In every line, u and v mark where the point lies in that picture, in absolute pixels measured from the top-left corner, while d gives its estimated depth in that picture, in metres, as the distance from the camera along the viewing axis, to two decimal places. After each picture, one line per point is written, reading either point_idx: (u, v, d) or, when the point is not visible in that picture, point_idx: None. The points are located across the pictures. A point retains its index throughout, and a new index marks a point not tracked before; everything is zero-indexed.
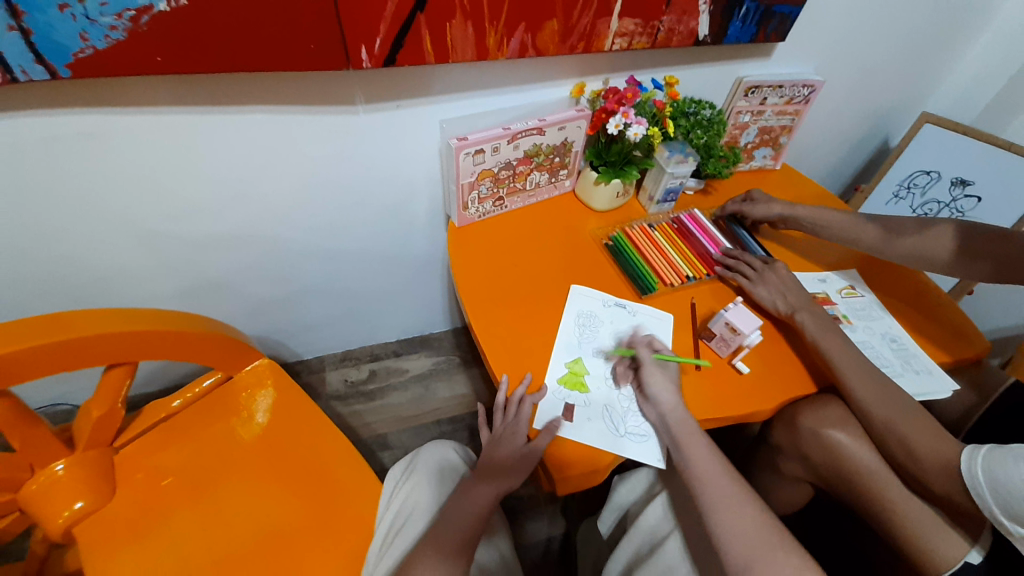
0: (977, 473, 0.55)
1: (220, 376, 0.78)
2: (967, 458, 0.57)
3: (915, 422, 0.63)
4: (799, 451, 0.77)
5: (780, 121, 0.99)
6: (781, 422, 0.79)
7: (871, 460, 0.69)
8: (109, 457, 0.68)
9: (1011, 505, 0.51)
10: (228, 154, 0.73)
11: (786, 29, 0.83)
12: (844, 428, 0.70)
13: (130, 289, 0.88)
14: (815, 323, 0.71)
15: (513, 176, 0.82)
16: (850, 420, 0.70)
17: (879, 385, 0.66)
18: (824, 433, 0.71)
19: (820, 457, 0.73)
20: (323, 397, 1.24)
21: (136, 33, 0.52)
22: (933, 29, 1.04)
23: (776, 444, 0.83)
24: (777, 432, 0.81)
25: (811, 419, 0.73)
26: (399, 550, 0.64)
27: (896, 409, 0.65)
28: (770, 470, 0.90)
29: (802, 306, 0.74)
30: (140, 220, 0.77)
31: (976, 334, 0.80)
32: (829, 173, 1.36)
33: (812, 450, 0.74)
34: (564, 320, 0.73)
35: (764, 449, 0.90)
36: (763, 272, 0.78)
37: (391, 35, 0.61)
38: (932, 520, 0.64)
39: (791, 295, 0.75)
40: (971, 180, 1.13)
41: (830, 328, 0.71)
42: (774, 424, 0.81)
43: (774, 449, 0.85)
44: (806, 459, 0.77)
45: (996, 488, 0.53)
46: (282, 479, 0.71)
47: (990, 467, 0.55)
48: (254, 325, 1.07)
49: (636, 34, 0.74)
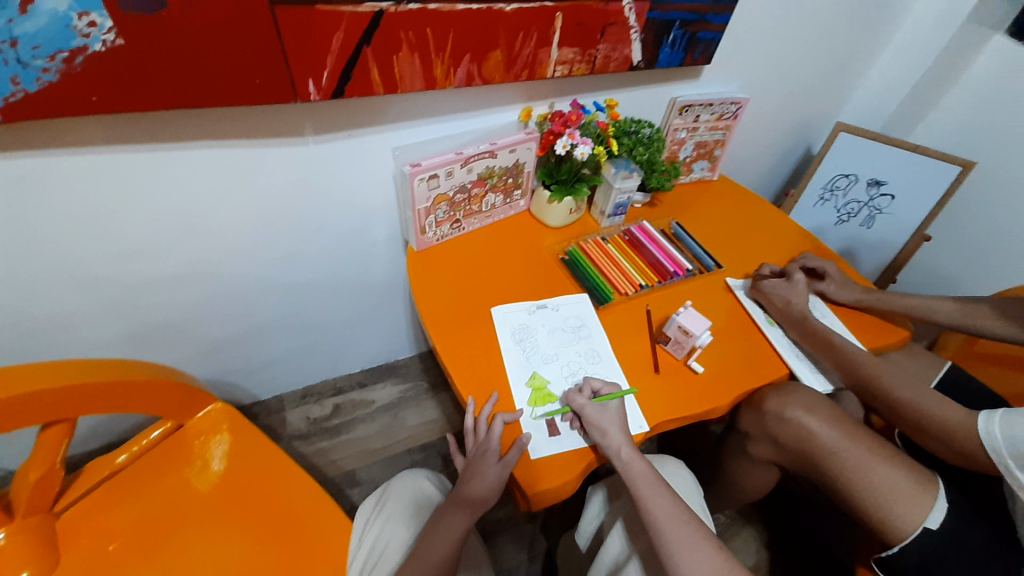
0: (997, 438, 0.64)
1: (169, 426, 0.73)
2: (983, 419, 0.66)
3: (903, 381, 0.73)
4: (769, 435, 0.81)
5: (713, 136, 1.07)
6: (748, 408, 0.84)
7: (832, 439, 0.73)
8: (50, 524, 0.62)
9: None
10: (172, 190, 0.70)
11: (711, 52, 0.90)
12: (806, 411, 0.75)
13: (65, 340, 0.81)
14: (801, 336, 0.80)
15: (468, 199, 0.84)
16: (814, 405, 0.75)
17: (880, 364, 0.74)
18: (790, 416, 0.76)
19: (786, 439, 0.78)
20: (285, 437, 1.19)
21: (72, 75, 0.50)
22: (836, 49, 1.16)
23: (745, 430, 0.87)
24: (746, 418, 0.85)
25: (776, 403, 0.78)
26: None
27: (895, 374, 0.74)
28: (739, 457, 0.93)
29: (789, 321, 0.82)
30: (74, 265, 0.73)
31: (902, 320, 0.88)
32: (763, 181, 1.47)
33: (779, 433, 0.78)
34: (501, 343, 0.74)
35: (734, 437, 0.93)
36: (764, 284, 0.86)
37: (338, 68, 0.62)
38: (896, 487, 0.68)
39: (779, 311, 0.83)
40: (884, 181, 1.25)
41: (818, 339, 0.78)
42: (742, 411, 0.86)
43: (743, 435, 0.89)
44: (775, 441, 0.81)
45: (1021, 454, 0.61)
46: (247, 527, 0.67)
47: (1007, 425, 0.63)
48: (206, 367, 1.02)
49: (575, 61, 0.78)
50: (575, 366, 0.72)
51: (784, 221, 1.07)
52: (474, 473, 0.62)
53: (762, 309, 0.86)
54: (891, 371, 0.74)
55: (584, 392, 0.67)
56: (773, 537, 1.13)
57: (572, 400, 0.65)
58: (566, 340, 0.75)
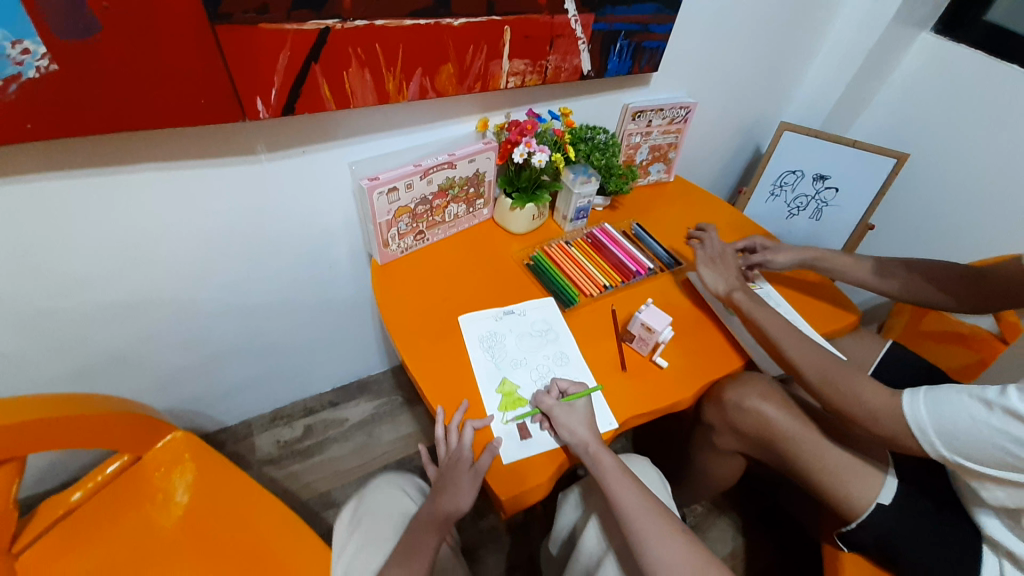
0: (925, 415, 0.61)
1: (126, 460, 0.70)
2: (909, 395, 0.63)
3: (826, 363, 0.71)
4: (729, 425, 0.84)
5: (666, 139, 1.11)
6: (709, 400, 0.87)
7: (788, 425, 0.77)
8: (5, 569, 0.59)
9: (956, 439, 0.58)
10: (119, 215, 0.68)
11: (657, 60, 0.94)
12: (763, 400, 0.79)
13: (7, 379, 0.77)
14: (749, 299, 0.80)
15: (430, 210, 0.84)
16: (769, 394, 0.79)
17: (808, 346, 0.74)
18: (748, 404, 0.80)
19: (746, 428, 0.81)
20: (254, 464, 1.15)
21: (4, 103, 0.49)
22: (775, 53, 1.23)
23: (708, 422, 0.90)
24: (708, 411, 0.88)
25: (735, 393, 0.82)
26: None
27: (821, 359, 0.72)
28: (707, 449, 0.96)
29: (737, 287, 0.83)
30: (14, 299, 0.69)
31: (850, 305, 0.93)
32: (717, 180, 1.53)
33: (740, 422, 0.82)
34: (469, 351, 0.74)
35: (699, 429, 0.96)
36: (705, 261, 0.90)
37: (287, 86, 0.62)
38: (847, 464, 0.72)
39: (726, 281, 0.85)
40: (828, 175, 1.33)
41: (763, 304, 0.80)
42: (704, 404, 0.89)
43: (707, 427, 0.92)
44: (736, 431, 0.84)
45: (950, 431, 0.59)
46: (215, 559, 0.65)
47: (932, 401, 0.61)
48: (166, 396, 0.98)
49: (527, 72, 0.81)
50: (544, 369, 0.73)
51: (737, 217, 1.12)
52: (447, 483, 0.62)
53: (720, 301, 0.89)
54: (815, 355, 0.72)
55: (552, 393, 0.68)
56: (747, 522, 1.17)
57: (540, 401, 0.67)
58: (534, 344, 0.76)
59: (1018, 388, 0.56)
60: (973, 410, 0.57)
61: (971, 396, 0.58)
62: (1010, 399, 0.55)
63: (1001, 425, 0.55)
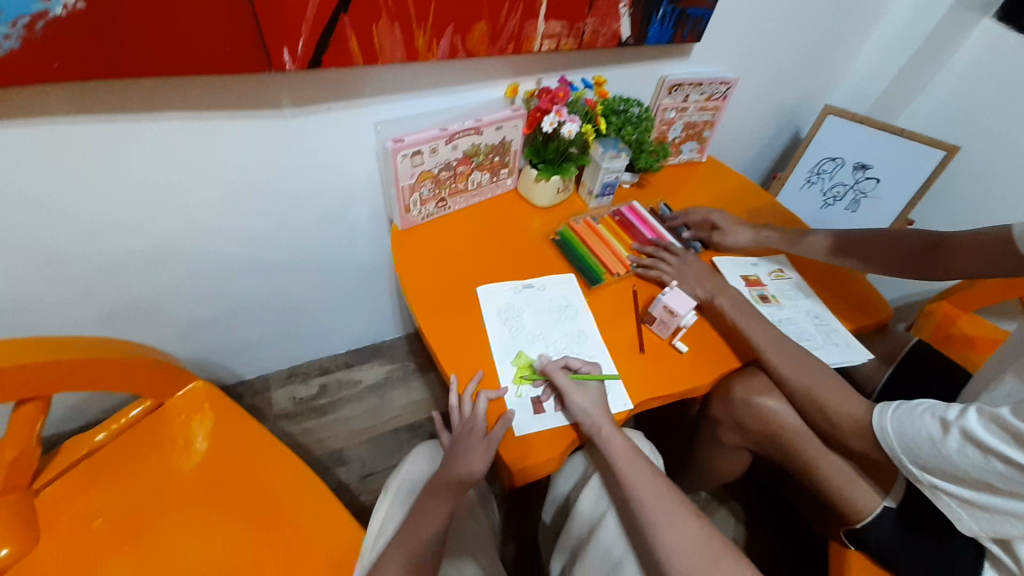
0: (888, 434, 0.61)
1: (149, 405, 0.72)
2: (878, 413, 0.63)
3: (820, 377, 0.70)
4: (735, 421, 0.83)
5: (702, 116, 1.06)
6: (718, 396, 0.86)
7: (795, 422, 0.76)
8: (30, 501, 0.62)
9: (917, 454, 0.58)
10: (145, 164, 0.68)
11: (701, 30, 0.89)
12: (771, 397, 0.77)
13: (37, 318, 0.79)
14: (734, 306, 0.77)
15: (453, 177, 0.82)
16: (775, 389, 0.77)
17: (793, 351, 0.72)
18: (757, 401, 0.78)
19: (752, 423, 0.80)
20: (270, 417, 1.19)
21: (31, 40, 0.48)
22: (827, 29, 1.15)
23: (714, 417, 0.89)
24: (715, 405, 0.87)
25: (743, 390, 0.80)
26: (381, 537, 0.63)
27: (813, 372, 0.70)
28: (711, 444, 0.95)
29: (720, 291, 0.80)
30: (44, 241, 0.70)
31: (881, 301, 0.89)
32: (751, 163, 1.47)
33: (746, 417, 0.81)
34: (486, 322, 0.73)
35: (704, 425, 0.95)
36: (680, 265, 0.83)
37: (315, 37, 0.59)
38: (849, 472, 0.71)
39: (706, 283, 0.81)
40: (870, 164, 1.26)
41: (746, 310, 0.77)
42: (712, 398, 0.88)
43: (713, 423, 0.91)
44: (742, 428, 0.83)
45: (911, 450, 0.58)
46: (230, 504, 0.67)
47: (896, 419, 0.61)
48: (188, 347, 1.00)
49: (562, 35, 0.77)
50: (560, 346, 0.73)
51: (769, 203, 1.07)
52: (460, 451, 0.62)
53: (746, 289, 0.87)
54: (809, 369, 0.71)
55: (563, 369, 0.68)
56: (751, 511, 1.17)
57: (552, 377, 0.66)
58: (552, 319, 0.75)
59: (978, 410, 0.54)
60: (931, 431, 0.56)
61: (930, 417, 0.57)
62: (967, 421, 0.54)
63: (958, 447, 0.54)
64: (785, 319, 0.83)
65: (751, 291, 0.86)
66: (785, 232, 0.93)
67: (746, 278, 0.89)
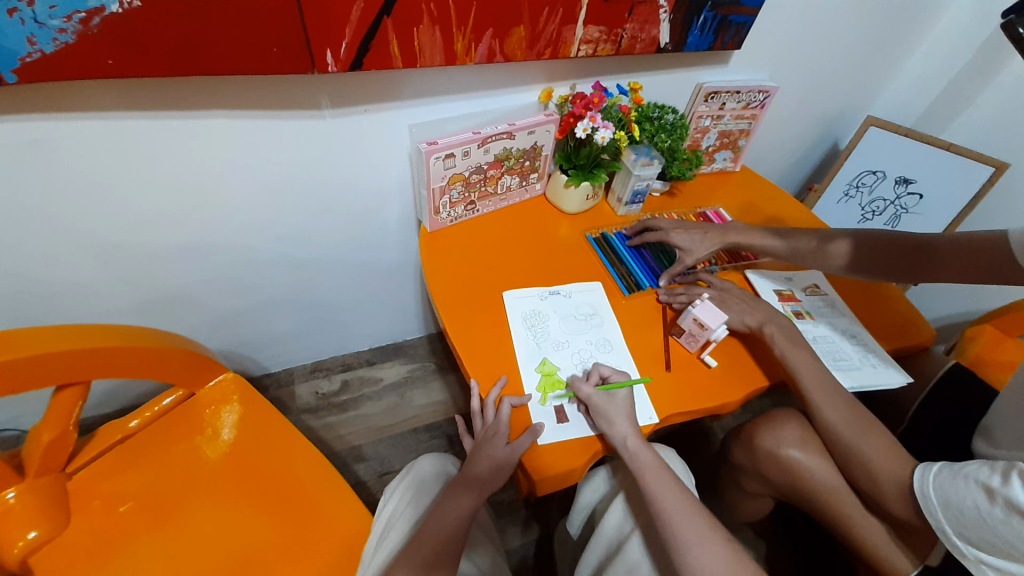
0: (932, 501, 0.57)
1: (181, 393, 0.74)
2: (920, 476, 0.59)
3: (858, 423, 0.67)
4: (759, 472, 0.82)
5: (738, 125, 1.03)
6: (743, 447, 0.84)
7: (831, 477, 0.71)
8: (62, 484, 0.64)
9: (962, 523, 0.54)
10: (185, 160, 0.70)
11: (742, 37, 0.87)
12: (801, 449, 0.74)
13: (80, 304, 0.82)
14: (784, 336, 0.73)
15: (484, 179, 0.82)
16: (807, 441, 0.73)
17: (835, 397, 0.69)
18: (781, 452, 0.75)
19: (777, 478, 0.78)
20: (294, 410, 1.21)
21: (86, 36, 0.50)
22: (873, 37, 1.11)
23: (736, 464, 0.88)
24: (738, 454, 0.86)
25: (770, 440, 0.77)
26: (393, 542, 0.62)
27: (839, 403, 0.69)
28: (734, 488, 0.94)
29: (769, 318, 0.75)
30: (89, 230, 0.73)
31: (923, 322, 0.85)
32: (786, 173, 1.43)
33: (770, 470, 0.78)
34: (512, 328, 0.73)
35: (727, 469, 0.93)
36: (722, 295, 0.79)
37: (357, 39, 0.60)
38: (882, 534, 0.68)
39: (755, 310, 0.76)
40: (913, 179, 1.21)
41: (799, 343, 0.73)
42: (735, 446, 0.87)
43: (736, 469, 0.89)
44: (764, 476, 0.81)
45: (956, 519, 0.54)
46: (253, 495, 0.68)
47: (942, 485, 0.57)
48: (218, 338, 1.03)
49: (601, 41, 0.76)
50: (586, 355, 0.71)
51: (804, 215, 1.03)
52: (481, 453, 0.62)
53: (780, 304, 0.84)
54: (829, 389, 0.69)
55: (591, 378, 0.66)
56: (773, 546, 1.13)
57: (579, 388, 0.64)
58: (578, 327, 0.74)
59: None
60: (976, 499, 0.52)
61: (975, 484, 0.53)
62: (1013, 491, 0.49)
63: (1004, 518, 0.50)
64: (821, 337, 0.80)
65: (784, 307, 0.84)
66: (804, 240, 0.85)
67: (780, 293, 0.86)
